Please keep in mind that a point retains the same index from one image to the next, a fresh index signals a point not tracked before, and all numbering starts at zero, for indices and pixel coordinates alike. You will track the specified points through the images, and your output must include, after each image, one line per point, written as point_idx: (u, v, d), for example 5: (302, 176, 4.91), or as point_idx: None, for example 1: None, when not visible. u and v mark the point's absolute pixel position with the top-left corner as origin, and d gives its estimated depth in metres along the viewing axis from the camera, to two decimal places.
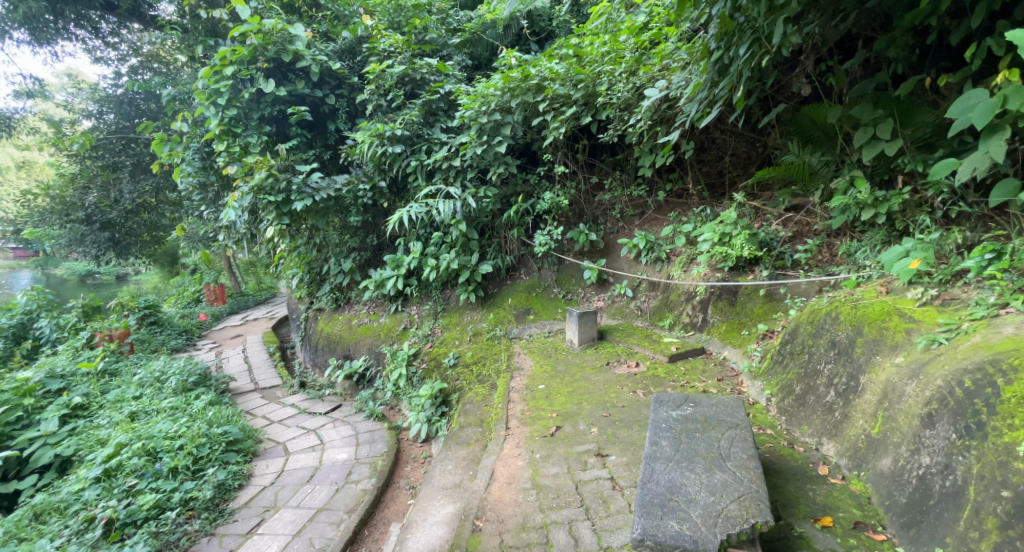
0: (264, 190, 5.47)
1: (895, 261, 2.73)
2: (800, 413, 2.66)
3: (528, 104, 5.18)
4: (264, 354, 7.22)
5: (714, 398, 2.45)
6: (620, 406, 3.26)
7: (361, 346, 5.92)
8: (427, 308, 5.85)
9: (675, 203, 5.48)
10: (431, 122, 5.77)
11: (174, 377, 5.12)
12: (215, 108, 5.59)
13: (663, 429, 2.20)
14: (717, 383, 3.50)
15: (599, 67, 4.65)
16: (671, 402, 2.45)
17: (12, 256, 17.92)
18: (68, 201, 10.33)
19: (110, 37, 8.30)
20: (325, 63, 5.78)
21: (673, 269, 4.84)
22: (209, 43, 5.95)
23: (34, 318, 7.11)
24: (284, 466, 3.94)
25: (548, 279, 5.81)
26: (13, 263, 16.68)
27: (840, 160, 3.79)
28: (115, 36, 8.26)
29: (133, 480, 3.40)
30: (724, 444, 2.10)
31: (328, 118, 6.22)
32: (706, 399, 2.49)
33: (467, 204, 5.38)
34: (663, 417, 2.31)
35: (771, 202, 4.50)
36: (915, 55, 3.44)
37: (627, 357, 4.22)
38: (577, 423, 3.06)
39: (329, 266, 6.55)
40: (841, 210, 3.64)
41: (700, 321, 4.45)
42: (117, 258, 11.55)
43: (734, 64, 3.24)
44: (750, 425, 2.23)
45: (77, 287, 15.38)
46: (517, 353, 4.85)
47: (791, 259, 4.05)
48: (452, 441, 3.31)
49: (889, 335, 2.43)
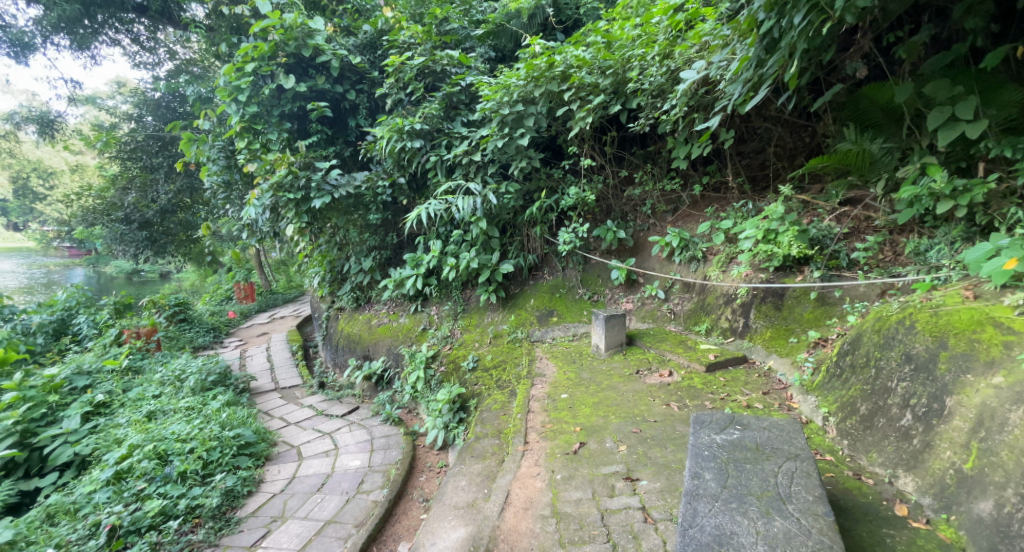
0: (284, 187, 5.38)
1: (983, 260, 2.37)
2: (867, 438, 2.29)
3: (553, 94, 4.89)
4: (287, 353, 7.15)
5: (764, 420, 2.10)
6: (652, 421, 2.94)
7: (381, 346, 5.77)
8: (447, 308, 5.63)
9: (712, 198, 5.09)
10: (452, 116, 5.55)
11: (192, 376, 4.95)
12: (236, 105, 5.51)
13: (706, 459, 1.87)
14: (761, 397, 3.13)
15: (629, 52, 4.31)
16: (716, 424, 2.10)
17: (66, 254, 18.80)
18: (109, 201, 10.62)
19: (147, 42, 8.43)
20: (345, 57, 5.62)
21: (710, 269, 4.47)
22: (232, 40, 5.89)
23: (72, 314, 7.24)
24: (296, 473, 3.75)
25: (573, 279, 5.50)
26: (67, 260, 17.50)
27: (906, 146, 3.38)
28: (151, 40, 8.40)
29: (142, 484, 3.25)
30: (783, 481, 1.76)
31: (348, 114, 6.07)
32: (756, 419, 2.14)
33: (488, 200, 5.14)
34: (705, 442, 1.98)
35: (821, 195, 4.07)
36: (999, 24, 2.97)
37: (658, 365, 3.88)
38: (603, 439, 2.75)
39: (349, 264, 6.42)
40: (909, 203, 3.21)
41: (741, 326, 4.06)
42: (154, 256, 11.81)
43: (786, 36, 2.84)
44: (814, 455, 1.88)
45: (122, 285, 15.94)
46: (539, 357, 4.58)
47: (847, 259, 3.64)
48: (467, 454, 3.06)
49: (982, 349, 2.03)
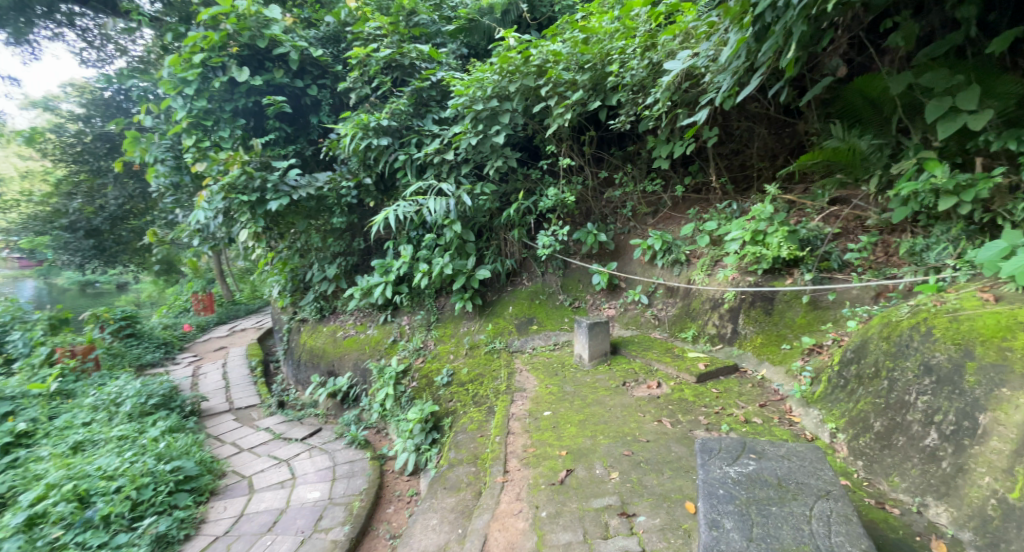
0: (236, 189, 4.94)
1: (997, 258, 2.20)
2: (886, 459, 2.13)
3: (529, 90, 4.63)
4: (245, 369, 6.64)
5: (782, 448, 1.90)
6: (644, 441, 2.67)
7: (346, 360, 5.38)
8: (420, 318, 5.30)
9: (694, 199, 4.91)
10: (422, 113, 5.23)
11: (129, 400, 4.41)
12: (183, 99, 5.03)
13: (725, 502, 1.63)
14: (759, 410, 2.89)
15: (609, 46, 4.07)
16: (727, 454, 1.87)
17: (15, 265, 17.61)
18: (52, 208, 9.83)
19: (95, 38, 7.79)
20: (306, 49, 5.24)
21: (695, 273, 4.29)
22: (180, 30, 5.39)
23: (2, 331, 6.54)
24: (244, 510, 3.33)
25: (553, 285, 5.23)
26: (15, 272, 16.40)
27: (897, 142, 3.27)
28: (100, 36, 7.73)
29: (58, 531, 2.81)
30: (820, 528, 1.53)
31: (310, 110, 5.66)
32: (771, 447, 1.93)
33: (462, 202, 4.83)
34: (720, 479, 1.74)
35: (807, 195, 3.91)
36: (996, 12, 2.86)
37: (646, 377, 3.61)
38: (592, 465, 2.46)
39: (312, 273, 5.99)
40: (907, 200, 3.05)
41: (730, 332, 3.83)
42: (102, 266, 11.00)
43: (783, 18, 2.62)
44: (847, 492, 1.66)
45: (76, 297, 14.96)
46: (519, 370, 4.27)
47: (839, 260, 3.45)
48: (439, 485, 2.71)
49: (1016, 360, 1.89)
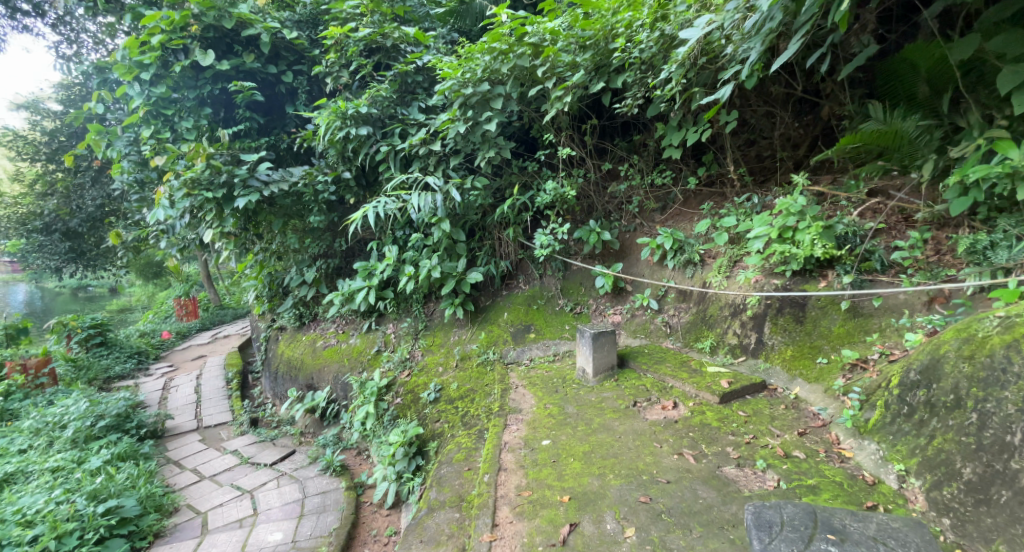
0: (199, 184, 4.47)
1: None
2: (984, 521, 1.72)
3: (523, 73, 4.16)
4: (221, 382, 6.17)
5: (867, 525, 1.69)
6: (663, 482, 2.21)
7: (326, 373, 4.91)
8: (406, 326, 4.83)
9: (708, 193, 4.46)
10: (407, 100, 4.75)
11: (72, 424, 3.95)
12: (140, 86, 4.55)
13: None
14: (797, 440, 2.40)
15: (613, 20, 3.57)
16: (794, 532, 1.67)
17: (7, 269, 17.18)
18: (25, 209, 9.35)
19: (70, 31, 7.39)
20: (279, 31, 4.77)
21: (710, 275, 3.84)
22: (140, 10, 4.92)
23: None
24: None
25: (551, 288, 4.74)
26: (7, 277, 16.02)
27: (950, 123, 2.83)
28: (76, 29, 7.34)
29: None
30: None
31: (285, 99, 5.18)
32: (852, 521, 1.71)
33: (451, 197, 4.37)
34: None
35: (839, 187, 3.47)
36: None
37: (659, 395, 3.13)
38: (601, 517, 2.03)
39: (290, 277, 5.51)
40: (969, 191, 2.60)
41: (755, 342, 3.34)
42: (81, 270, 10.49)
43: None
44: None
45: (68, 300, 14.51)
46: (514, 386, 3.79)
47: (883, 261, 2.98)
48: (415, 538, 2.27)
49: None
